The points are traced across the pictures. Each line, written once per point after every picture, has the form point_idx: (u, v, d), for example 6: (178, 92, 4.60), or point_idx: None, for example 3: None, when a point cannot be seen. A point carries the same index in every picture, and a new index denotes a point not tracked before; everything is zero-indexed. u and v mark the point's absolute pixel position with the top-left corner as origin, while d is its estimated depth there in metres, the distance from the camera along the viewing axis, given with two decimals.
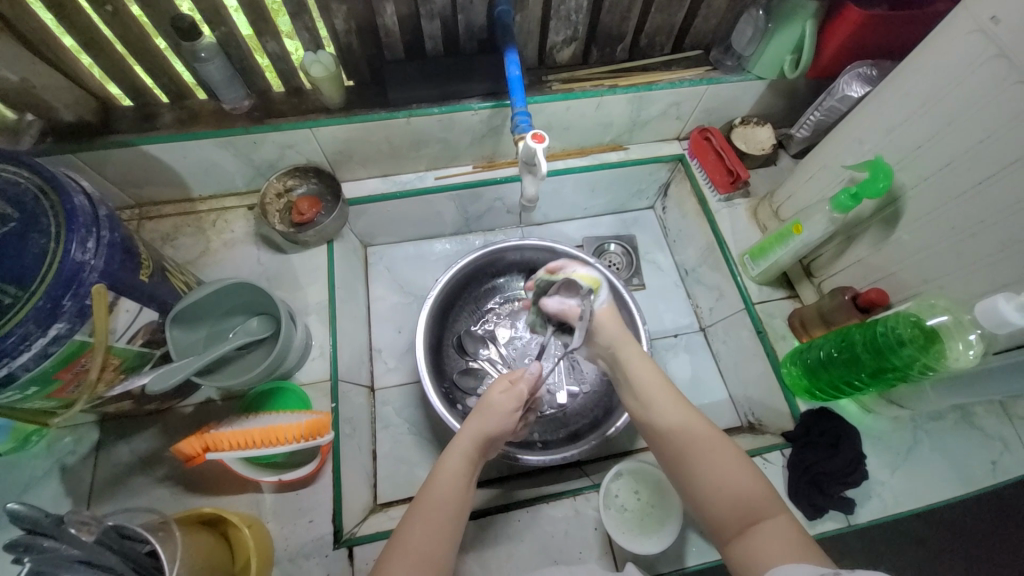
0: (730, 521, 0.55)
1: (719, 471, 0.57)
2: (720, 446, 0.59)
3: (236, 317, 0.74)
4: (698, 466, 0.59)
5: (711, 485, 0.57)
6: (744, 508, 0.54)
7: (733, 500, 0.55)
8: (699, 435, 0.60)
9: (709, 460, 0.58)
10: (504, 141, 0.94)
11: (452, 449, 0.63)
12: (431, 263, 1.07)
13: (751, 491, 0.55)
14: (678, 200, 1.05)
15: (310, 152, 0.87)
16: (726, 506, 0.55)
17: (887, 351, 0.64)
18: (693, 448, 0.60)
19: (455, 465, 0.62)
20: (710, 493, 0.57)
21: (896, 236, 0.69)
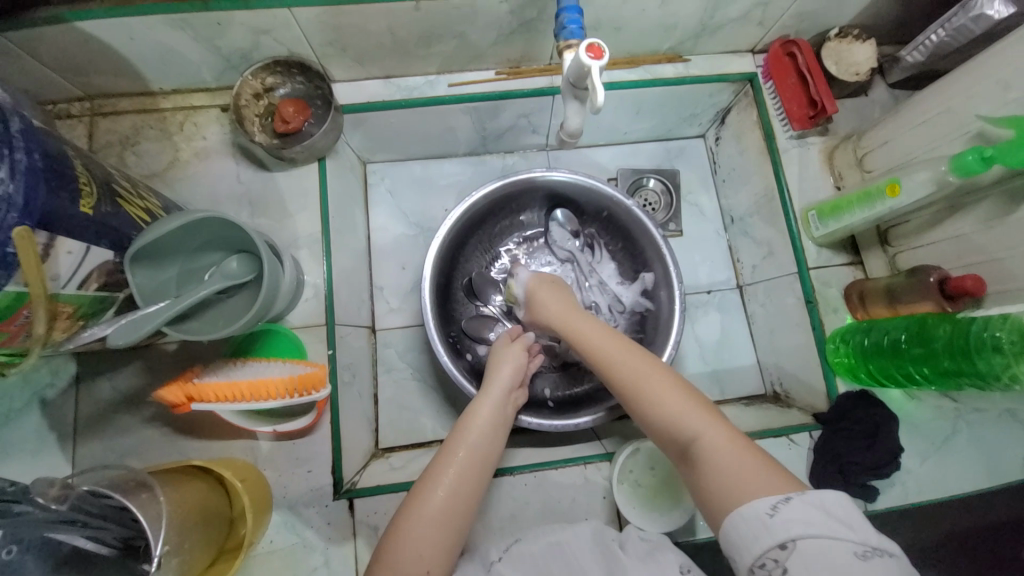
0: (676, 453, 0.51)
1: (653, 406, 0.53)
2: (657, 377, 0.55)
3: (212, 253, 0.63)
4: (636, 406, 0.55)
5: (650, 425, 0.54)
6: (679, 439, 0.51)
7: (670, 430, 0.51)
8: (635, 377, 0.56)
9: (641, 398, 0.54)
10: (538, 41, 0.74)
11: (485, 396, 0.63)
12: (440, 188, 0.92)
13: (682, 417, 0.51)
14: (738, 131, 0.88)
15: (293, 42, 0.69)
16: (667, 440, 0.52)
17: (973, 353, 0.55)
18: (627, 391, 0.56)
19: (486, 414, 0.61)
20: (655, 431, 0.53)
21: (1019, 215, 0.56)
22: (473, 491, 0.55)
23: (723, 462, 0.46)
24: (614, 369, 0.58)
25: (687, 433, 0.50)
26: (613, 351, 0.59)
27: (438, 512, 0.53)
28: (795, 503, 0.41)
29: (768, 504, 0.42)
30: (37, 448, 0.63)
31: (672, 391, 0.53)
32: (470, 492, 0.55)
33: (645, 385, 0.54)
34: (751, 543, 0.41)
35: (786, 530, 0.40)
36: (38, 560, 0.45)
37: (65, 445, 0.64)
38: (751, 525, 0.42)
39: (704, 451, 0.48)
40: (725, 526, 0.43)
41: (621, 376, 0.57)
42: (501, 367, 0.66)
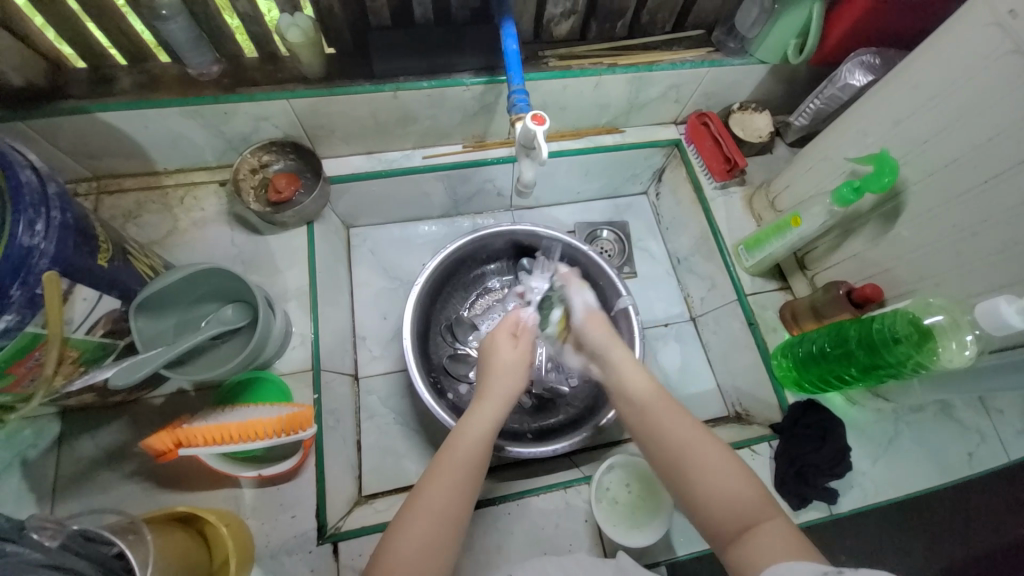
0: (728, 526, 0.52)
1: (716, 476, 0.55)
2: (704, 442, 0.58)
3: (208, 304, 0.69)
4: (695, 470, 0.56)
5: (705, 491, 0.55)
6: (741, 516, 0.52)
7: (731, 504, 0.53)
8: (685, 441, 0.58)
9: (706, 466, 0.56)
10: (497, 120, 0.89)
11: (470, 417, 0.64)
12: (417, 246, 1.02)
13: (750, 498, 0.53)
14: (673, 185, 1.03)
15: (288, 126, 0.81)
16: (721, 513, 0.53)
17: (882, 348, 0.64)
18: (689, 452, 0.57)
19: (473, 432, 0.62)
20: (705, 502, 0.54)
21: (895, 232, 0.69)
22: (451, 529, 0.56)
23: (775, 539, 0.49)
24: (670, 426, 0.60)
25: (749, 514, 0.52)
26: (661, 412, 0.61)
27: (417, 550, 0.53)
28: (850, 570, 0.41)
29: (823, 571, 0.42)
30: (12, 509, 0.62)
31: (728, 460, 0.56)
32: (457, 510, 0.56)
33: (705, 454, 0.57)
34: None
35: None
36: None
37: (44, 506, 0.63)
38: None
39: (770, 532, 0.50)
40: None
41: (683, 436, 0.58)
42: (495, 377, 0.68)
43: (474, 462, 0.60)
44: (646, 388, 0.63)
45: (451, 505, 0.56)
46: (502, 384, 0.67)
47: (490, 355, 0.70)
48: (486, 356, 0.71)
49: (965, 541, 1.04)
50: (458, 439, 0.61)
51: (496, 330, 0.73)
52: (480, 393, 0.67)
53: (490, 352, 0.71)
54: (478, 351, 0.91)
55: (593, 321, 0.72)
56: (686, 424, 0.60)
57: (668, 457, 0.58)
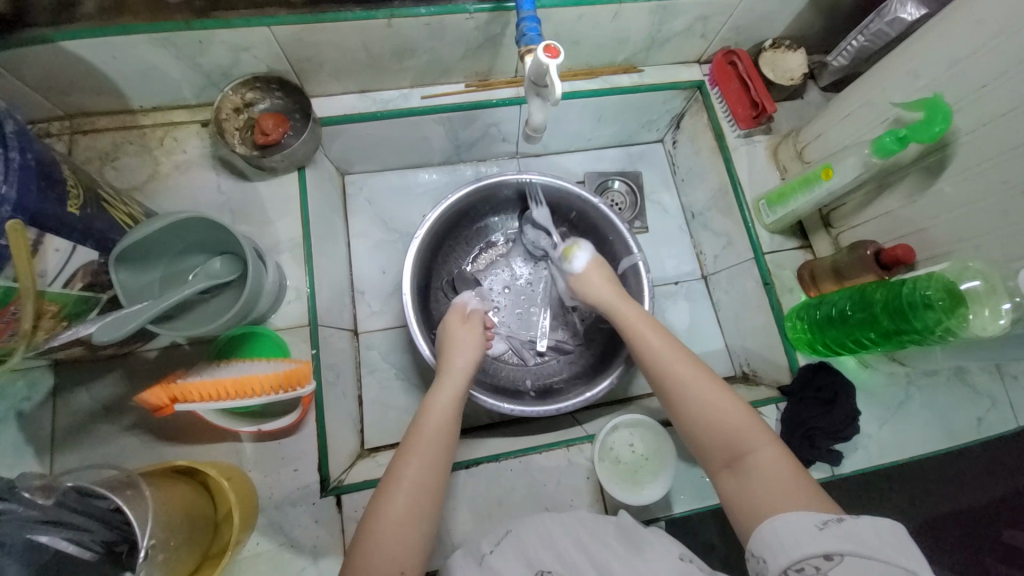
0: (722, 458, 0.54)
1: (711, 411, 0.56)
2: (708, 383, 0.59)
3: (195, 256, 0.65)
4: (691, 406, 0.58)
5: (702, 425, 0.56)
6: (732, 447, 0.53)
7: (726, 437, 0.54)
8: (685, 377, 0.60)
9: (700, 402, 0.57)
10: (503, 55, 0.81)
11: (437, 392, 0.64)
12: (417, 196, 0.97)
13: (741, 428, 0.54)
14: (692, 133, 0.95)
15: (271, 58, 0.73)
16: (715, 444, 0.55)
17: (909, 313, 0.61)
18: (687, 391, 0.59)
19: (442, 405, 0.62)
20: (701, 433, 0.56)
21: (936, 188, 0.64)
22: (430, 495, 0.55)
23: (771, 473, 0.50)
24: (674, 367, 0.61)
25: (741, 443, 0.53)
26: (663, 354, 0.63)
27: (403, 514, 0.53)
28: (852, 524, 0.42)
29: (821, 520, 0.43)
30: (11, 461, 0.62)
31: (729, 399, 0.57)
32: (433, 480, 0.56)
33: (706, 392, 0.58)
34: (791, 550, 0.43)
35: (835, 543, 0.41)
36: (20, 565, 0.45)
37: (45, 457, 0.63)
38: (795, 532, 0.44)
39: (759, 461, 0.51)
40: (773, 529, 0.45)
41: (681, 377, 0.60)
42: (456, 356, 0.69)
43: (447, 431, 0.60)
44: (654, 337, 0.66)
45: (427, 476, 0.56)
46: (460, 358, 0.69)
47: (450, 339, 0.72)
48: (448, 341, 0.72)
49: (951, 497, 1.06)
50: (427, 411, 0.62)
51: (447, 319, 0.76)
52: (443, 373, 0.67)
53: (450, 338, 0.72)
54: (479, 306, 0.89)
55: (593, 269, 0.77)
56: (688, 365, 0.61)
57: (668, 393, 0.60)
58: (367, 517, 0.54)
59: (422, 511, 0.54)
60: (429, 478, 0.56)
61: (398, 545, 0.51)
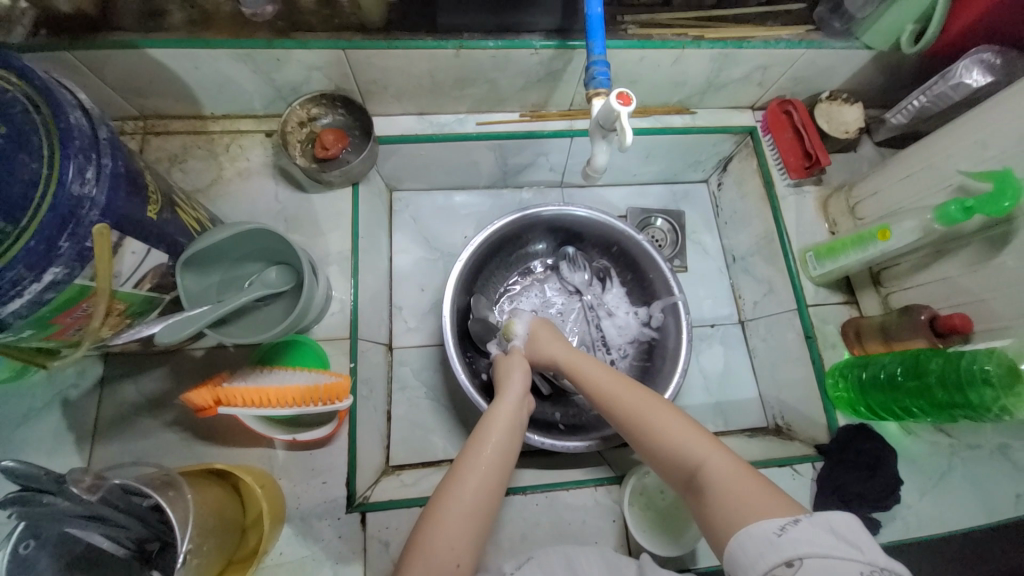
0: (681, 478, 0.53)
1: (659, 435, 0.55)
2: (648, 401, 0.58)
3: (252, 263, 0.67)
4: (642, 434, 0.56)
5: (656, 450, 0.55)
6: (684, 466, 0.52)
7: (675, 456, 0.53)
8: (626, 403, 0.58)
9: (646, 424, 0.56)
10: (561, 89, 0.82)
11: (506, 393, 0.65)
12: (460, 217, 0.98)
13: (686, 442, 0.53)
14: (739, 177, 0.95)
15: (340, 78, 0.76)
16: (670, 465, 0.53)
17: (966, 386, 0.59)
18: (633, 413, 0.57)
19: (510, 406, 0.63)
20: (657, 457, 0.55)
21: (1000, 260, 0.62)
22: (494, 491, 0.56)
23: (722, 483, 0.48)
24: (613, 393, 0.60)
25: (691, 458, 0.52)
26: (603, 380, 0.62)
27: (465, 507, 0.54)
28: (804, 525, 0.41)
29: (779, 525, 0.42)
30: (56, 447, 0.64)
31: (668, 415, 0.56)
32: (499, 478, 0.57)
33: (647, 412, 0.57)
34: (756, 562, 0.41)
35: (786, 553, 0.40)
36: (51, 559, 0.46)
37: (88, 445, 0.65)
38: (756, 542, 0.42)
39: (708, 474, 0.50)
40: (737, 546, 0.43)
41: (627, 405, 0.58)
42: (512, 373, 0.68)
43: (513, 432, 0.61)
44: (588, 367, 0.64)
45: (492, 473, 0.57)
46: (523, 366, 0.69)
47: (504, 364, 0.70)
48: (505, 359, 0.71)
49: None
50: (495, 411, 0.62)
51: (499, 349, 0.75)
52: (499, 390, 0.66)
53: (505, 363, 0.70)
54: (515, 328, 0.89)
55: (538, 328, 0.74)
56: (623, 389, 0.60)
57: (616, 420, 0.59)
58: (424, 515, 0.54)
59: (486, 506, 0.55)
60: (489, 484, 0.56)
61: (457, 534, 0.52)
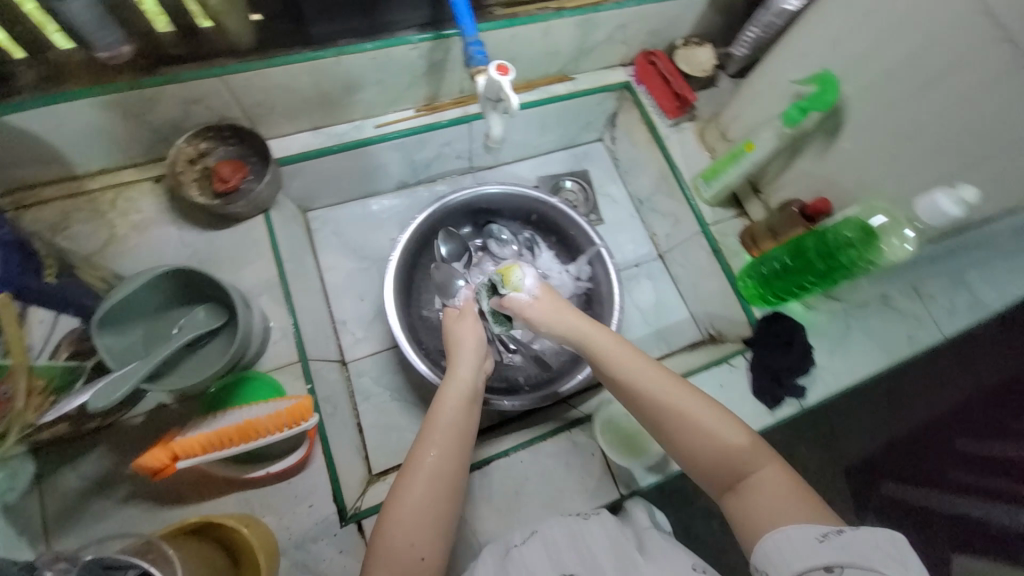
0: (724, 480, 0.55)
1: (707, 436, 0.56)
2: (698, 401, 0.58)
3: (175, 310, 0.64)
4: (684, 433, 0.57)
5: (700, 451, 0.56)
6: (733, 468, 0.54)
7: (725, 459, 0.55)
8: (675, 404, 0.58)
9: (696, 425, 0.56)
10: (448, 79, 0.86)
11: (452, 377, 0.67)
12: (382, 222, 0.99)
13: (737, 448, 0.55)
14: (627, 129, 1.04)
15: (224, 107, 0.74)
16: (716, 467, 0.55)
17: (836, 253, 0.71)
18: (682, 414, 0.57)
19: (455, 389, 0.65)
20: (700, 457, 0.56)
21: (838, 146, 0.74)
22: (449, 478, 0.59)
23: (772, 492, 0.52)
24: (661, 393, 0.59)
25: (741, 464, 0.54)
26: (648, 376, 0.60)
27: (416, 502, 0.57)
28: (851, 535, 0.45)
29: (822, 533, 0.46)
30: None
31: (719, 417, 0.57)
32: (452, 467, 0.60)
33: (699, 415, 0.57)
34: (793, 562, 0.46)
35: (833, 554, 0.45)
36: None
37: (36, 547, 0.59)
38: (796, 545, 0.47)
39: (762, 481, 0.53)
40: (776, 544, 0.48)
41: (668, 399, 0.58)
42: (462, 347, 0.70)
43: (462, 416, 0.63)
44: (624, 361, 0.61)
45: (444, 463, 0.59)
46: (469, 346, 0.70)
47: (453, 333, 0.72)
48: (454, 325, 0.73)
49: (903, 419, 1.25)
50: (441, 400, 0.64)
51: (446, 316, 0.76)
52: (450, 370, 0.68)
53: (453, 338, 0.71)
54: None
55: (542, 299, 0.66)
56: (674, 389, 0.59)
57: (655, 417, 0.59)
58: (382, 514, 0.57)
59: (442, 494, 0.58)
60: (445, 470, 0.59)
61: (411, 529, 0.55)
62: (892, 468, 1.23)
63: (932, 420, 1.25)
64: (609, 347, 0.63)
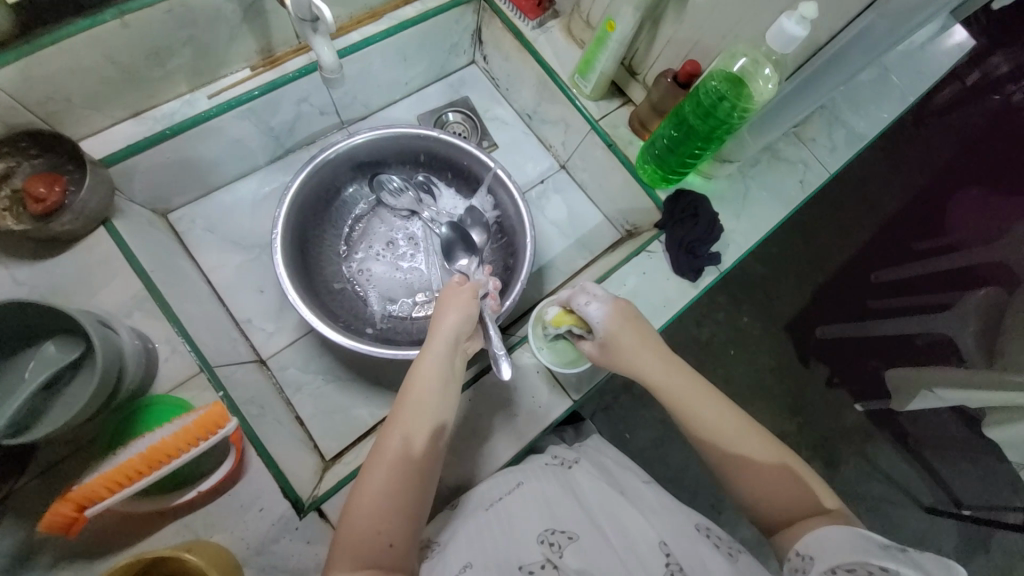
0: (777, 514, 0.53)
1: (761, 466, 0.55)
2: (754, 436, 0.57)
3: (22, 354, 0.55)
4: (740, 461, 0.56)
5: (752, 482, 0.55)
6: (791, 507, 0.53)
7: (779, 496, 0.54)
8: (727, 429, 0.58)
9: (747, 454, 0.56)
10: (275, 23, 0.75)
11: (426, 356, 0.62)
12: (259, 205, 0.90)
13: (792, 487, 0.54)
14: (495, 41, 0.98)
15: (2, 111, 0.61)
16: (768, 500, 0.54)
17: (713, 111, 0.70)
18: (732, 441, 0.57)
19: (430, 370, 0.61)
20: (750, 488, 0.55)
21: (693, 2, 0.72)
22: (418, 462, 0.55)
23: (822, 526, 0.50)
24: (718, 420, 0.58)
25: (797, 506, 0.53)
26: (709, 404, 0.60)
27: (379, 492, 0.53)
28: (918, 553, 0.42)
29: (885, 544, 0.44)
30: None
31: (775, 454, 0.56)
32: (421, 450, 0.56)
33: (752, 445, 0.57)
34: (837, 557, 0.45)
35: (899, 560, 0.41)
36: None
37: None
38: (849, 545, 0.45)
39: (819, 519, 0.51)
40: (823, 545, 0.47)
41: (721, 423, 0.58)
42: (446, 319, 0.65)
43: (435, 399, 0.59)
44: (684, 383, 0.61)
45: (411, 445, 0.56)
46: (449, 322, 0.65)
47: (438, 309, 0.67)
48: (443, 297, 0.68)
49: (825, 267, 1.37)
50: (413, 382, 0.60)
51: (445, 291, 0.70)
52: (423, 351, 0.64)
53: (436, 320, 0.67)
54: (358, 268, 0.90)
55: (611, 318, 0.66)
56: (735, 421, 0.58)
57: (702, 435, 0.59)
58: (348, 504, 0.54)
59: (410, 477, 0.54)
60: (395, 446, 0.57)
61: (374, 517, 0.52)
62: (824, 314, 1.34)
63: (849, 261, 1.38)
64: (678, 375, 0.62)
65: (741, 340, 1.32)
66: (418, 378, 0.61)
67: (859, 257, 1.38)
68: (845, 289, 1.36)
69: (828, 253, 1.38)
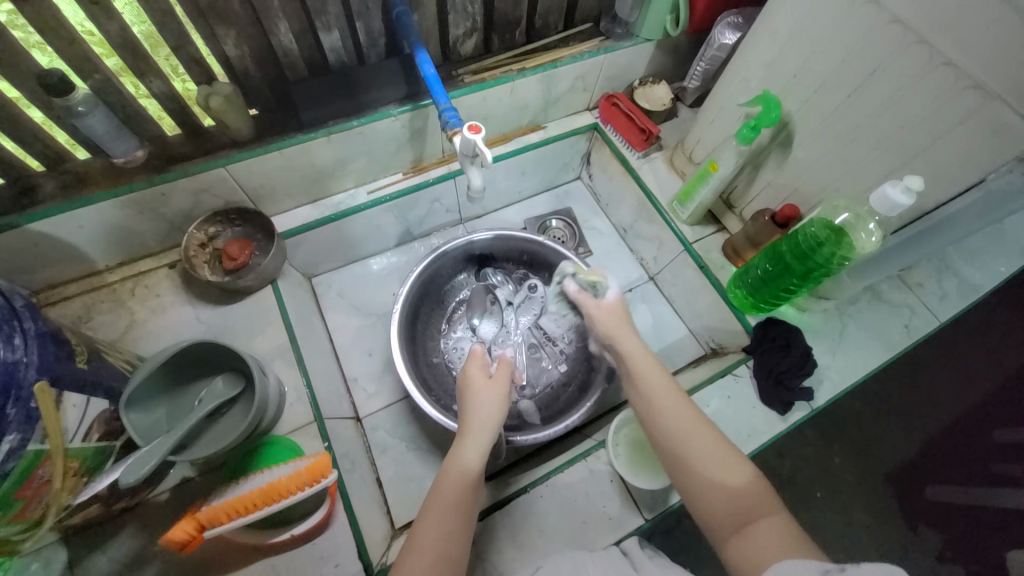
0: (727, 521, 0.54)
1: (714, 463, 0.58)
2: (706, 438, 0.60)
3: (197, 384, 0.68)
4: (696, 461, 0.58)
5: (703, 485, 0.57)
6: (737, 511, 0.54)
7: (729, 500, 0.55)
8: (683, 431, 0.61)
9: (701, 457, 0.58)
10: (430, 142, 0.94)
11: (464, 442, 0.64)
12: (382, 280, 1.05)
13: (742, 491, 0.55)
14: (602, 164, 1.12)
15: (228, 193, 0.81)
16: (720, 506, 0.55)
17: (810, 253, 0.74)
18: (686, 443, 0.60)
19: (467, 456, 0.62)
20: (702, 491, 0.57)
21: (794, 155, 0.79)
22: (455, 550, 0.55)
23: (771, 534, 0.50)
24: (677, 421, 0.62)
25: (744, 511, 0.53)
26: (674, 405, 0.64)
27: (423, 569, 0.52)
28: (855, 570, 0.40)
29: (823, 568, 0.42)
30: None
31: (727, 458, 0.58)
32: (456, 534, 0.56)
33: (707, 449, 0.59)
34: None
35: None
36: None
37: None
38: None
39: (764, 524, 0.51)
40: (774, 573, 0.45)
41: (684, 420, 0.62)
42: (481, 407, 0.68)
43: (469, 486, 0.60)
44: (652, 383, 0.67)
45: (449, 532, 0.56)
46: (484, 410, 0.67)
47: (469, 391, 0.70)
48: (469, 381, 0.71)
49: (936, 416, 1.24)
50: (447, 465, 0.62)
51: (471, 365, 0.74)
52: (467, 417, 0.67)
53: (471, 385, 0.71)
54: (454, 345, 0.99)
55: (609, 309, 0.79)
56: (689, 423, 0.62)
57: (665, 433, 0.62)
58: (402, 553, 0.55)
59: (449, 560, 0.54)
60: (459, 503, 0.58)
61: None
62: (938, 474, 1.19)
63: (970, 417, 1.25)
64: (647, 368, 0.69)
65: (829, 482, 1.19)
66: (454, 461, 0.62)
67: (982, 416, 1.24)
68: (963, 448, 1.21)
69: (941, 402, 1.26)
